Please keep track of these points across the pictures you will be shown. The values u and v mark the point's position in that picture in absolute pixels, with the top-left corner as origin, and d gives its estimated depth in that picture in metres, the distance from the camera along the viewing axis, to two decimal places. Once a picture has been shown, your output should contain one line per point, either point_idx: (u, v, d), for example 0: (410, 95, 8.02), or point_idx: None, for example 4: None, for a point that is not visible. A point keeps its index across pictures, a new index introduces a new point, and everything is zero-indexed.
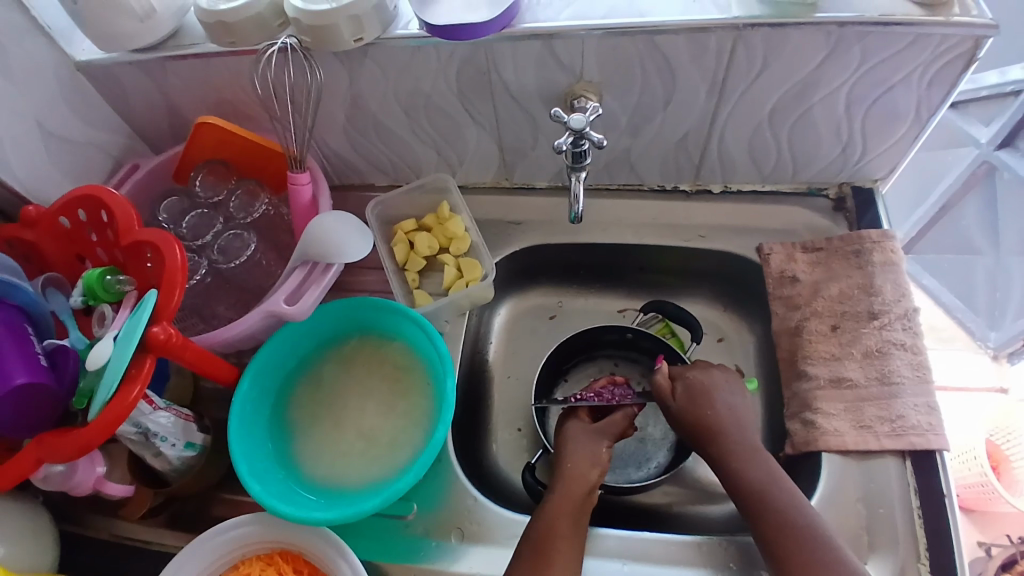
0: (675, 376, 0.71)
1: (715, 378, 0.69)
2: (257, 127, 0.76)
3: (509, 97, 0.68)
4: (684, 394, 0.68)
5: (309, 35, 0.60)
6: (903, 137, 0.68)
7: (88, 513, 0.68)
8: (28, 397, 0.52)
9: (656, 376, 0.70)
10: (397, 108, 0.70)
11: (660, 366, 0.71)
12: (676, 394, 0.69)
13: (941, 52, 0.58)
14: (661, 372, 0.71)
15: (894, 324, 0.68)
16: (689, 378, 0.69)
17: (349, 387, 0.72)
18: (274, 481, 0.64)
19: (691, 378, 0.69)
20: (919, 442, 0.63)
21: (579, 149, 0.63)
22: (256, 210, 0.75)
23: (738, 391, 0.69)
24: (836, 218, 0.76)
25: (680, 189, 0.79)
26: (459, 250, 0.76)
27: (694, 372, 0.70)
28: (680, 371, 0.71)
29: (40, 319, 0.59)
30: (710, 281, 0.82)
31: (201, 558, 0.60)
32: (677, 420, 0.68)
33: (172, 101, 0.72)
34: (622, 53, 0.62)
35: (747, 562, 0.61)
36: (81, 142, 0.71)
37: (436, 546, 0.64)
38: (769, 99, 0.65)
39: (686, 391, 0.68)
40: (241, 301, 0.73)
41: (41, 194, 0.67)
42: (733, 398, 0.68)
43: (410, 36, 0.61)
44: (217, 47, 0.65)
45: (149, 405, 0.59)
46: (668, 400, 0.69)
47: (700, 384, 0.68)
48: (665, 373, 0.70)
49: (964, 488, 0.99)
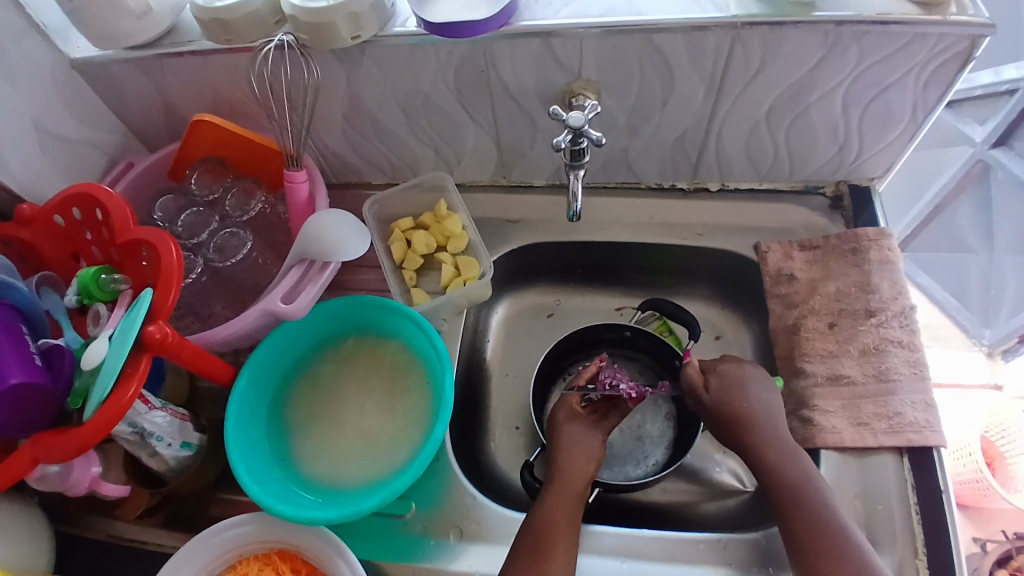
0: (706, 370, 0.71)
1: (747, 370, 0.68)
2: (254, 126, 0.75)
3: (507, 95, 0.67)
4: (716, 386, 0.68)
5: (306, 32, 0.60)
6: (900, 137, 0.68)
7: (84, 514, 0.67)
8: (23, 397, 0.52)
9: (687, 369, 0.71)
10: (395, 106, 0.70)
11: (691, 360, 0.71)
12: (707, 388, 0.69)
13: (938, 51, 0.58)
14: (692, 366, 0.71)
15: (891, 322, 0.68)
16: (723, 370, 0.69)
17: (348, 386, 0.72)
18: (273, 482, 0.64)
19: (723, 370, 0.69)
20: (916, 438, 0.63)
21: (578, 147, 0.63)
22: (252, 208, 0.74)
23: (774, 387, 0.67)
24: (832, 217, 0.76)
25: (679, 187, 0.79)
26: (457, 248, 0.76)
27: (727, 365, 0.70)
28: (711, 365, 0.71)
29: (36, 319, 0.58)
30: (708, 279, 0.82)
31: (199, 558, 0.60)
32: (709, 411, 0.68)
33: (168, 99, 0.72)
34: (620, 52, 0.62)
35: (746, 560, 0.61)
36: (76, 140, 0.70)
37: (435, 545, 0.64)
38: (766, 99, 0.65)
39: (720, 383, 0.68)
40: (238, 301, 0.72)
41: (38, 193, 0.66)
42: (767, 393, 0.67)
43: (408, 34, 0.61)
44: (213, 44, 0.64)
45: (145, 404, 0.59)
46: (700, 391, 0.69)
47: (732, 375, 0.68)
48: (697, 368, 0.71)
49: (960, 484, 1.00)
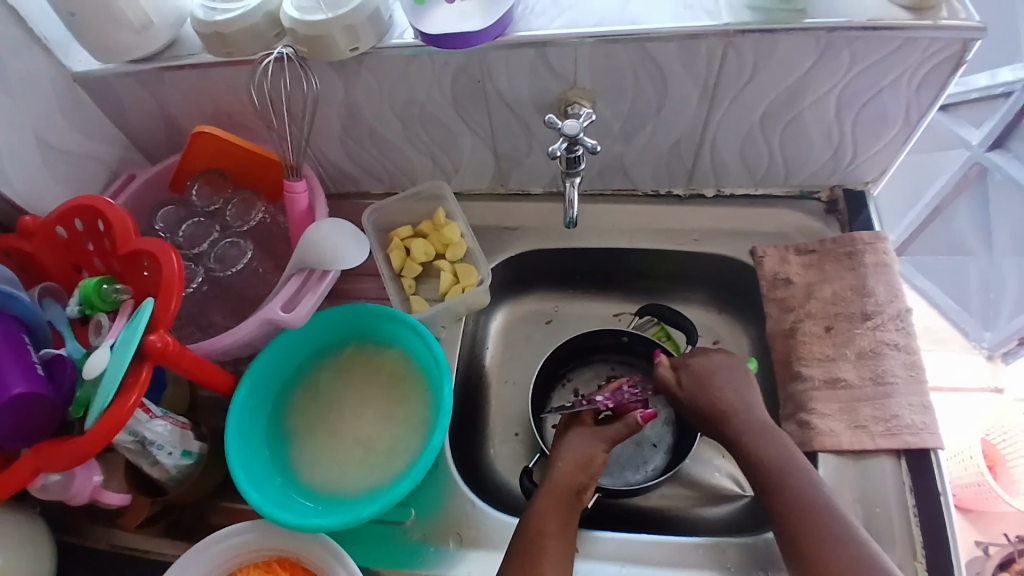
0: (677, 365, 0.72)
1: (716, 361, 0.70)
2: (253, 137, 0.76)
3: (504, 104, 0.68)
4: (690, 382, 0.69)
5: (304, 44, 0.61)
6: (893, 141, 0.69)
7: (85, 524, 0.68)
8: (23, 406, 0.52)
9: (658, 369, 0.72)
10: (392, 116, 0.70)
11: (660, 360, 0.73)
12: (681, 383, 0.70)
13: (928, 56, 0.59)
14: (663, 365, 0.72)
15: (888, 325, 0.68)
16: (716, 367, 0.70)
17: (346, 394, 0.72)
18: (273, 489, 0.64)
19: (693, 364, 0.71)
20: (914, 440, 0.63)
21: (573, 154, 0.64)
22: (252, 219, 0.75)
23: (744, 375, 0.69)
24: (828, 221, 0.77)
25: (674, 193, 0.80)
26: (456, 256, 0.76)
27: (697, 359, 0.71)
28: (682, 360, 0.72)
29: (37, 330, 0.58)
30: (705, 285, 0.83)
31: (199, 567, 0.60)
32: (688, 408, 0.69)
33: (168, 112, 0.73)
34: (614, 60, 0.62)
35: (746, 563, 0.62)
36: (78, 153, 0.71)
37: (435, 552, 0.64)
38: (760, 105, 0.66)
39: (692, 378, 0.70)
40: (238, 310, 0.73)
41: (39, 205, 0.67)
42: (740, 384, 0.68)
43: (405, 45, 0.62)
44: (213, 58, 0.65)
45: (146, 413, 0.59)
46: (674, 388, 0.70)
47: (703, 369, 0.70)
48: (667, 365, 0.72)
49: (961, 487, 1.00)
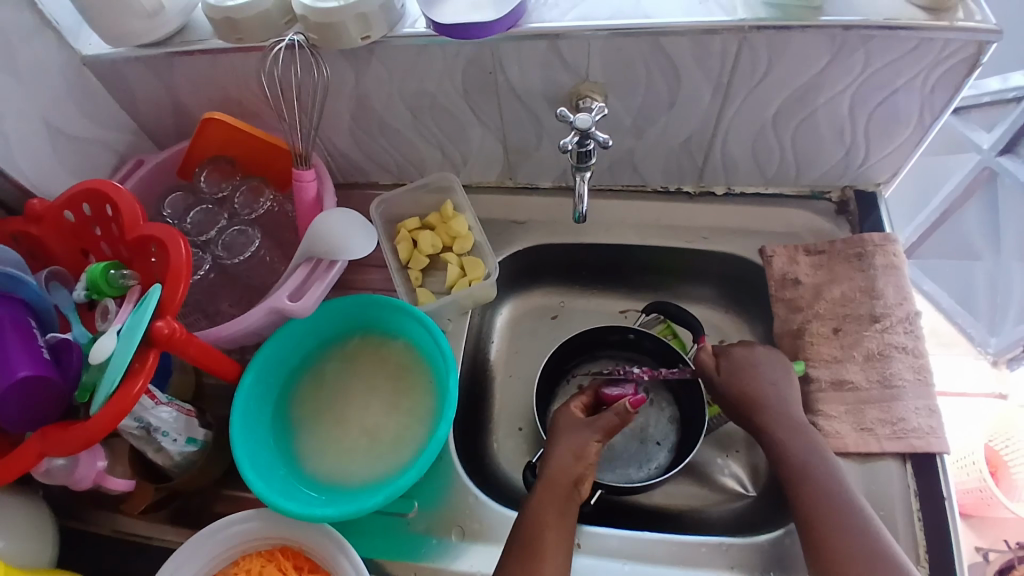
0: (718, 353, 0.72)
1: (722, 360, 0.70)
2: (263, 126, 0.76)
3: (515, 97, 0.68)
4: (727, 369, 0.69)
5: (315, 32, 0.60)
6: (906, 142, 0.68)
7: (89, 509, 0.68)
8: (30, 390, 0.52)
9: (700, 353, 0.72)
10: (402, 107, 0.70)
11: (703, 345, 0.73)
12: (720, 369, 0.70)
13: (944, 58, 0.59)
14: (705, 351, 0.72)
15: (896, 327, 0.68)
16: (722, 365, 0.70)
17: (352, 384, 0.72)
18: (277, 478, 0.64)
19: (734, 354, 0.70)
20: (920, 444, 0.63)
21: (585, 149, 0.63)
22: (260, 207, 0.74)
23: (785, 369, 0.67)
24: (838, 221, 0.76)
25: (685, 190, 0.79)
26: (463, 248, 0.76)
27: (737, 348, 0.70)
28: (724, 348, 0.72)
29: (44, 314, 0.58)
30: (713, 283, 0.83)
31: (201, 554, 0.60)
32: (722, 393, 0.69)
33: (178, 98, 0.72)
34: (627, 54, 0.62)
35: (749, 563, 0.61)
36: (88, 139, 0.71)
37: (438, 544, 0.64)
38: (772, 103, 0.65)
39: (730, 367, 0.69)
40: (245, 298, 0.73)
41: (47, 190, 0.67)
42: (781, 375, 0.67)
43: (416, 35, 0.62)
44: (224, 44, 0.65)
45: (151, 399, 0.59)
46: (712, 373, 0.70)
47: (744, 359, 0.69)
48: (709, 352, 0.72)
49: (963, 493, 0.99)
